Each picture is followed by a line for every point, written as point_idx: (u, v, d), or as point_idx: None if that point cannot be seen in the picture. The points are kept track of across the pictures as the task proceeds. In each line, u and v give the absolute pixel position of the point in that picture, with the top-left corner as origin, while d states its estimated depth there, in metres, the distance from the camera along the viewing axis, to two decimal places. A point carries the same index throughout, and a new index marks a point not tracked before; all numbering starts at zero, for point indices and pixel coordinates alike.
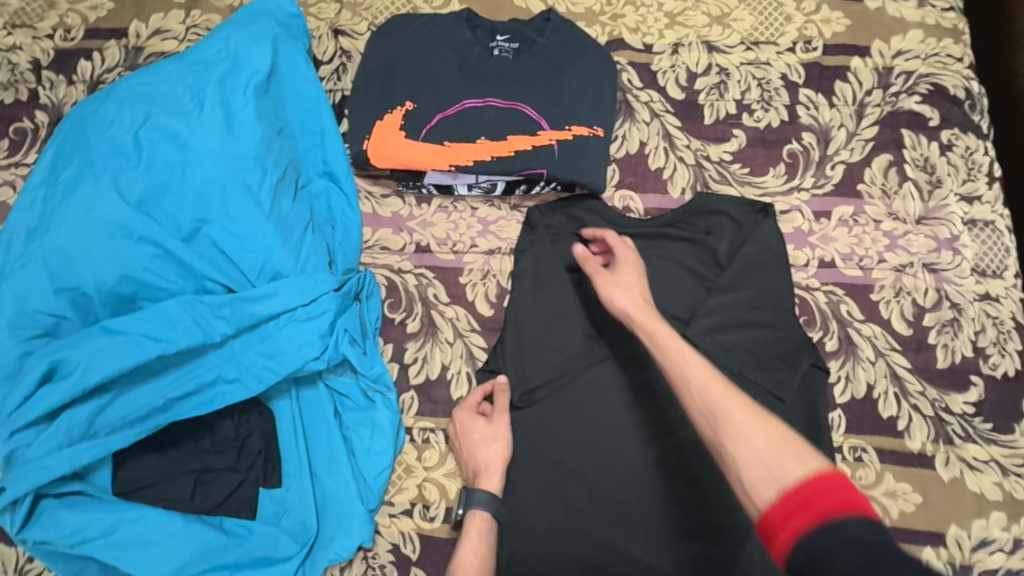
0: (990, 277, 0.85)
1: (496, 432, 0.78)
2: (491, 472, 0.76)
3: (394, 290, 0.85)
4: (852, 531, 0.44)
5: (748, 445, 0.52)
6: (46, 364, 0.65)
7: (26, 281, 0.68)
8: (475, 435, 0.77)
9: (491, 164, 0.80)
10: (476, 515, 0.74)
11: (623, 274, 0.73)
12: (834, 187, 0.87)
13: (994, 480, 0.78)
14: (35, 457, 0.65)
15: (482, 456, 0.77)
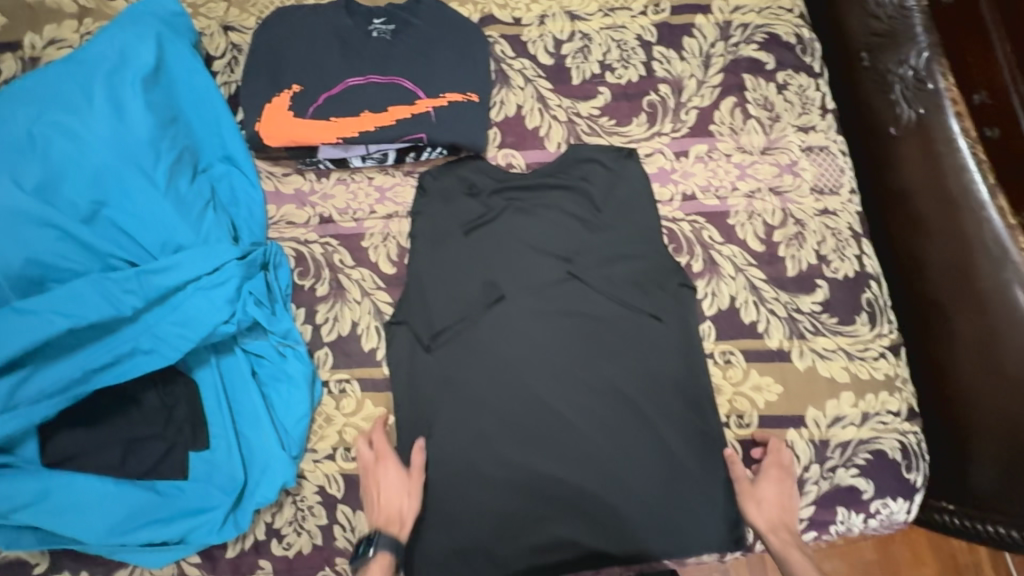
0: (828, 194, 0.98)
1: (410, 486, 0.81)
2: (400, 523, 0.79)
3: (302, 259, 0.92)
4: None
5: None
6: None
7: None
8: (387, 490, 0.80)
9: (376, 134, 0.89)
10: (380, 558, 0.76)
11: (763, 491, 0.84)
12: (689, 129, 0.99)
13: (842, 365, 0.91)
14: None
15: (392, 507, 0.79)
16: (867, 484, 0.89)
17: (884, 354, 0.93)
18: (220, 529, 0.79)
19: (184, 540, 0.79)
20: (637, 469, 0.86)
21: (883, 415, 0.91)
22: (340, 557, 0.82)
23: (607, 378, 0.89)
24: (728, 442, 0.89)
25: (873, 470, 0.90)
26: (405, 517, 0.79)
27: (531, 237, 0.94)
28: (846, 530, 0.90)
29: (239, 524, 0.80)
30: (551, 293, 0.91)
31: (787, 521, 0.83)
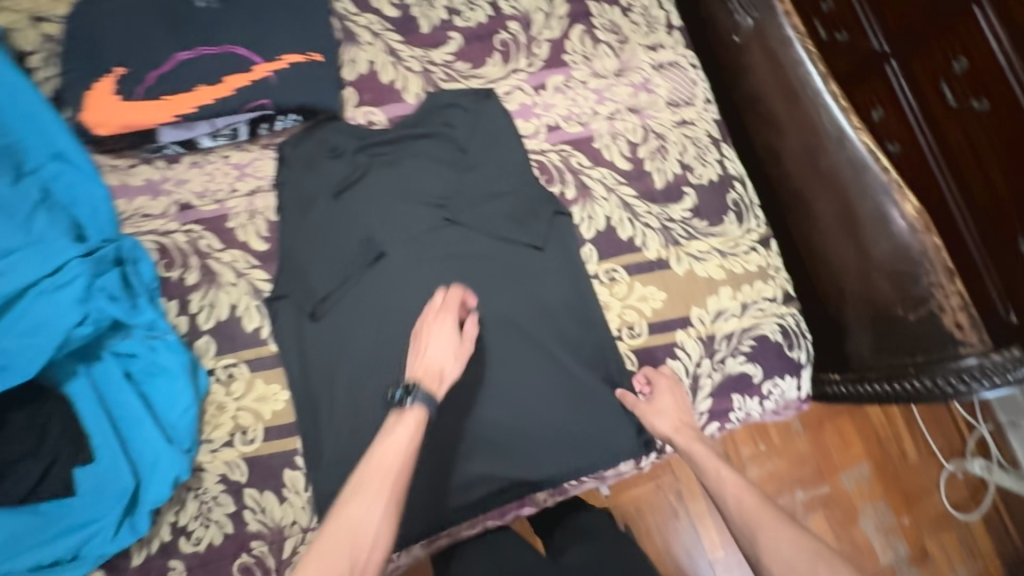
0: (684, 106, 1.02)
1: (461, 349, 0.77)
2: (439, 378, 0.73)
3: (166, 251, 0.88)
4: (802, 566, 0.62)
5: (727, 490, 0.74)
6: None
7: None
8: (437, 347, 0.75)
9: (215, 107, 0.85)
10: (414, 412, 0.69)
11: (660, 401, 0.86)
12: (544, 62, 1.00)
13: (717, 263, 0.97)
14: None
15: (433, 363, 0.74)
16: (756, 368, 0.96)
17: (754, 247, 0.99)
18: (114, 536, 0.76)
19: (79, 555, 0.76)
20: (540, 395, 0.88)
21: (761, 302, 0.97)
22: (255, 540, 0.80)
23: (499, 312, 0.90)
24: (624, 355, 0.93)
25: (760, 354, 0.96)
26: (446, 375, 0.74)
27: (403, 190, 0.93)
28: (746, 415, 0.97)
29: (136, 528, 0.77)
30: (431, 240, 0.91)
31: (688, 421, 0.85)
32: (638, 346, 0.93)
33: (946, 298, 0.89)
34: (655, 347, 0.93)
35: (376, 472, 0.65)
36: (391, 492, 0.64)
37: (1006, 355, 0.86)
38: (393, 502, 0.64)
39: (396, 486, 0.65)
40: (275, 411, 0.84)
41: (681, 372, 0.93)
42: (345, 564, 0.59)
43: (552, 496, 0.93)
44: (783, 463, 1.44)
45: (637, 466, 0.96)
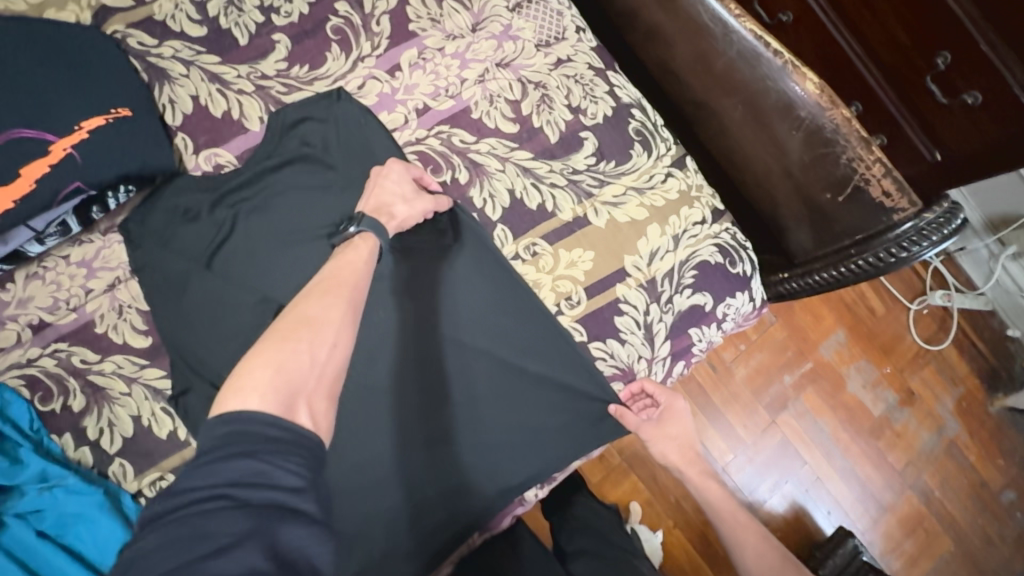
0: (555, 44, 0.92)
1: (412, 198, 0.79)
2: (389, 216, 0.77)
3: (37, 383, 0.76)
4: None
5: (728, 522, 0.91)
6: None
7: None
8: (389, 187, 0.78)
9: (21, 210, 0.72)
10: (364, 237, 0.71)
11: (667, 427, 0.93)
12: (389, 39, 0.88)
13: (637, 203, 0.90)
14: None
15: (385, 200, 0.77)
16: (704, 297, 0.92)
17: (670, 173, 0.93)
18: None
19: None
20: (494, 397, 0.83)
21: (692, 229, 0.92)
22: None
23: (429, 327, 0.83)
24: (570, 328, 0.87)
25: (705, 281, 0.92)
26: (397, 215, 0.77)
27: (280, 231, 0.82)
28: (708, 344, 0.94)
29: None
30: None
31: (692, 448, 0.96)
32: (581, 315, 0.87)
33: (868, 170, 0.85)
34: (598, 310, 0.88)
35: (330, 279, 0.63)
36: (349, 296, 0.62)
37: (937, 211, 0.84)
38: (352, 331, 0.60)
39: (356, 295, 0.63)
40: None
41: (632, 326, 0.89)
42: (313, 380, 0.53)
43: (542, 488, 0.88)
44: (767, 355, 1.43)
45: None
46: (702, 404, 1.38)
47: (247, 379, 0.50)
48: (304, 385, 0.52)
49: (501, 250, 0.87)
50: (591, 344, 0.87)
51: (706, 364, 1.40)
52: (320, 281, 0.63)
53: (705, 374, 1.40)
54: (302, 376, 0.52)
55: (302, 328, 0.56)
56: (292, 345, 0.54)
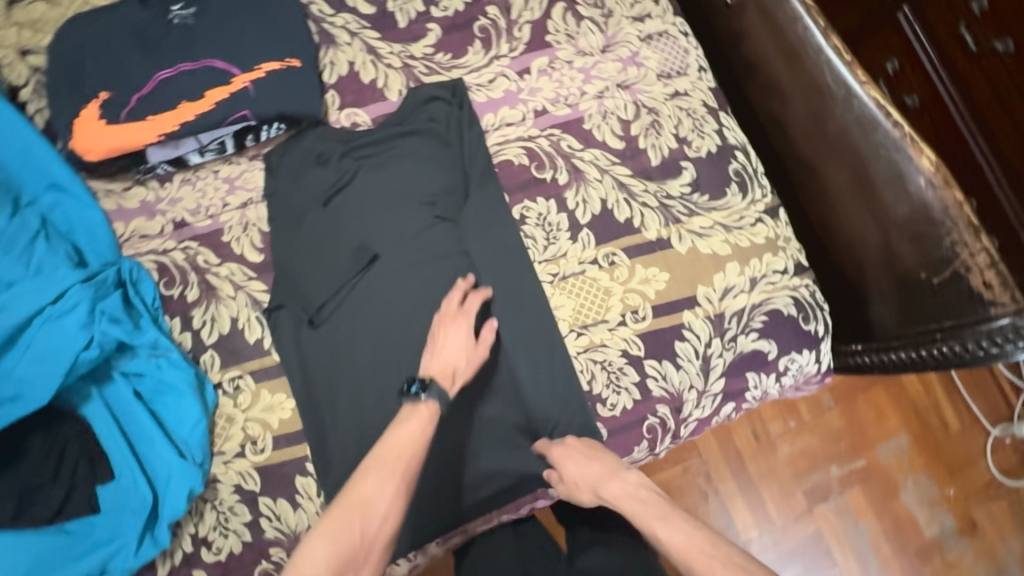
0: (676, 76, 0.98)
1: (473, 353, 0.82)
2: (453, 377, 0.80)
3: (166, 270, 0.89)
4: None
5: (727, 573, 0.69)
6: None
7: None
8: (452, 346, 0.81)
9: (196, 123, 0.86)
10: (429, 406, 0.76)
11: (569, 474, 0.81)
12: (526, 45, 0.97)
13: (722, 238, 0.92)
14: None
15: (450, 361, 0.80)
16: (769, 344, 0.92)
17: (761, 219, 0.95)
18: (138, 550, 0.79)
19: (106, 571, 0.79)
20: (536, 388, 0.88)
21: (771, 276, 0.93)
22: (273, 547, 0.82)
23: (499, 304, 0.89)
24: (629, 339, 0.90)
25: (774, 330, 0.92)
26: (460, 373, 0.80)
27: (390, 189, 0.92)
28: (763, 393, 0.93)
29: (158, 541, 0.79)
30: (422, 240, 0.90)
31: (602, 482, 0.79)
32: (643, 330, 0.90)
33: (971, 257, 0.82)
34: (660, 331, 0.90)
35: (388, 458, 0.71)
36: (402, 471, 0.70)
37: None
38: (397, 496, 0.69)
39: (410, 467, 0.71)
40: (283, 419, 0.85)
41: (690, 354, 0.90)
42: (364, 556, 0.64)
43: None
44: (817, 440, 1.37)
45: (653, 453, 0.93)
46: (735, 470, 1.34)
47: (311, 553, 0.61)
48: (355, 560, 0.63)
49: (582, 252, 0.92)
50: (647, 361, 0.89)
51: (749, 434, 1.37)
52: (384, 451, 0.71)
53: (746, 442, 1.36)
54: (354, 552, 0.64)
55: (360, 509, 0.66)
56: (351, 529, 0.64)
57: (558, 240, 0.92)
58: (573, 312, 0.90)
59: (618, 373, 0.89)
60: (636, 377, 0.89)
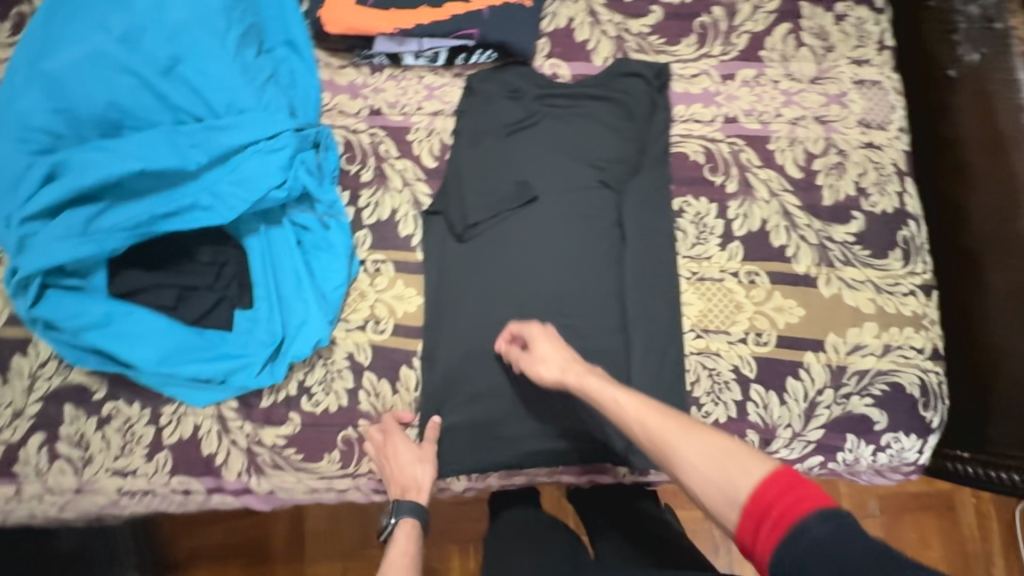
0: (875, 128, 0.96)
1: (424, 454, 0.86)
2: (418, 487, 0.85)
3: (351, 147, 0.96)
4: (816, 536, 0.56)
5: (693, 468, 0.67)
6: (48, 167, 0.78)
7: (27, 101, 0.80)
8: (399, 461, 0.85)
9: (429, 27, 0.94)
10: (407, 524, 0.83)
11: (539, 347, 0.82)
12: (739, 53, 0.99)
13: (869, 296, 0.91)
14: (42, 244, 0.77)
15: (406, 477, 0.84)
16: (880, 415, 0.90)
17: (914, 291, 0.92)
18: (257, 374, 0.87)
19: (225, 382, 0.87)
20: (643, 372, 0.88)
21: (905, 349, 0.91)
22: (362, 419, 0.89)
23: (634, 280, 0.91)
24: (744, 358, 0.90)
25: (889, 402, 0.90)
26: (421, 480, 0.85)
27: (567, 142, 0.96)
28: (853, 459, 0.91)
29: (275, 373, 0.87)
30: (581, 197, 0.93)
31: (574, 358, 0.82)
32: (761, 354, 0.90)
33: None
34: (778, 361, 0.90)
35: None
36: None
37: None
38: None
39: None
40: (407, 311, 0.91)
41: (798, 394, 0.89)
42: None
43: (631, 475, 0.94)
44: None
45: None
46: None
47: None
48: None
49: (726, 261, 0.93)
50: (754, 384, 0.89)
51: None
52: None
53: None
54: None
55: None
56: None
57: (707, 242, 0.93)
58: (698, 313, 0.92)
59: (722, 385, 0.90)
60: (737, 396, 0.89)
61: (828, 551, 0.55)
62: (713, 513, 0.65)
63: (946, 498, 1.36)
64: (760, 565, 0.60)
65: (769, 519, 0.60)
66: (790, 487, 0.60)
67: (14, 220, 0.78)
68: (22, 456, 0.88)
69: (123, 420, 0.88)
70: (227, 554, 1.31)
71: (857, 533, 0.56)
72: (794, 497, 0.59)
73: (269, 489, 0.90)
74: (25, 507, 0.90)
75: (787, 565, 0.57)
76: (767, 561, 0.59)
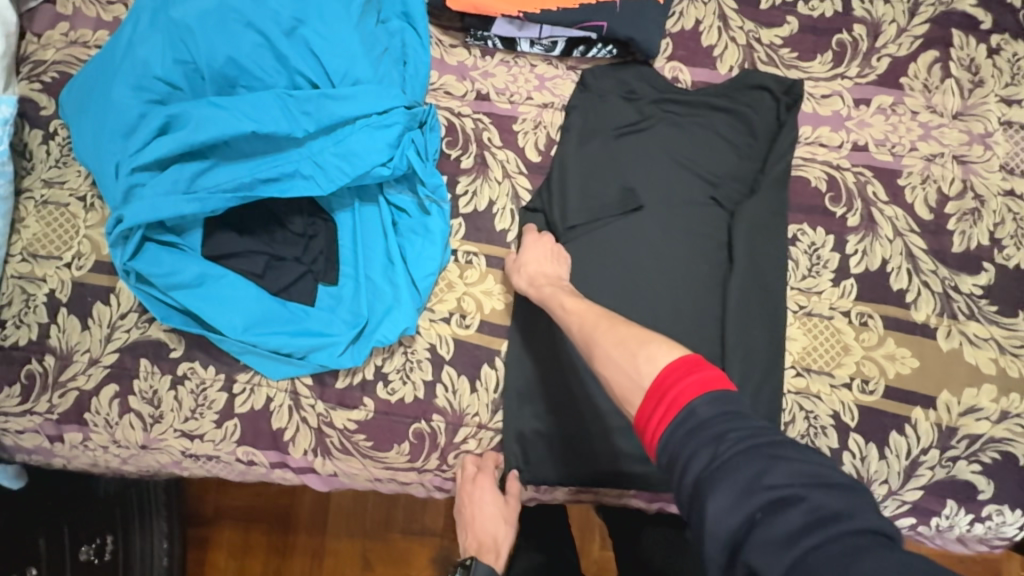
0: (1018, 176, 0.89)
1: (505, 510, 0.87)
2: (493, 548, 0.88)
3: (453, 131, 0.92)
4: (701, 415, 0.55)
5: (612, 363, 0.66)
6: (162, 118, 0.76)
7: (149, 46, 0.77)
8: (480, 513, 0.86)
9: (556, 14, 0.89)
10: None
11: (527, 254, 0.84)
12: (877, 77, 0.92)
13: (991, 356, 0.84)
14: (147, 196, 0.75)
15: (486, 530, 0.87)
16: (987, 485, 0.83)
17: None
18: (339, 356, 0.83)
19: (305, 359, 0.84)
20: None
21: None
22: (437, 414, 0.86)
23: (739, 307, 0.86)
24: (846, 404, 0.84)
25: (998, 473, 0.83)
26: (498, 540, 0.88)
27: (680, 151, 0.91)
28: (947, 526, 0.85)
29: (356, 357, 0.84)
30: (689, 213, 0.89)
31: (554, 272, 0.83)
32: (865, 403, 0.84)
33: None
34: (883, 413, 0.84)
35: None
36: None
37: None
38: None
39: None
40: (494, 308, 0.88)
41: (901, 450, 0.83)
42: None
43: None
44: None
45: None
46: None
47: None
48: None
49: (837, 298, 0.87)
50: (854, 434, 0.84)
51: None
52: None
53: None
54: None
55: None
56: None
57: (820, 276, 0.87)
58: (801, 350, 0.86)
59: (818, 430, 0.84)
60: (834, 444, 0.84)
61: (711, 435, 0.53)
62: (621, 400, 0.64)
63: (992, 566, 1.31)
64: (648, 447, 0.59)
65: (664, 402, 0.58)
66: (690, 373, 0.58)
67: (120, 168, 0.76)
68: (92, 405, 0.87)
69: (197, 383, 0.86)
70: (252, 520, 1.29)
71: (739, 413, 0.54)
72: (690, 384, 0.57)
73: (332, 472, 0.88)
74: (89, 455, 0.89)
75: (670, 445, 0.56)
76: (655, 443, 0.58)
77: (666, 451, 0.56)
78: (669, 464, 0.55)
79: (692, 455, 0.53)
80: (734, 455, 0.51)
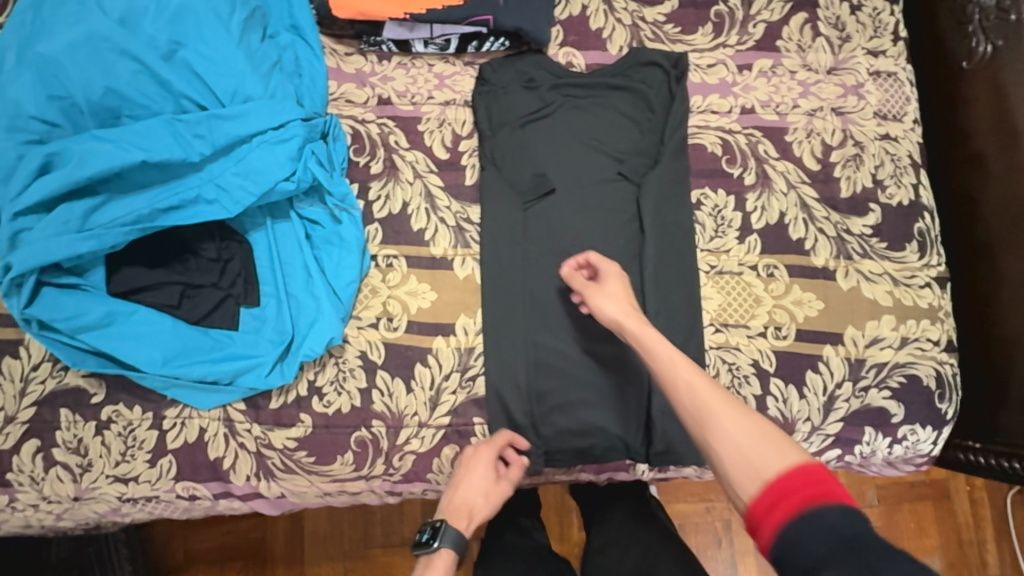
0: (891, 120, 0.96)
1: (494, 488, 0.84)
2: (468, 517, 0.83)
3: (359, 138, 0.93)
4: (830, 521, 0.56)
5: (727, 438, 0.68)
6: (42, 157, 0.73)
7: (19, 86, 0.75)
8: (472, 479, 0.83)
9: (442, 13, 0.90)
10: (442, 551, 0.79)
11: (609, 285, 0.83)
12: (755, 42, 0.97)
13: (887, 289, 0.91)
14: (37, 239, 0.73)
15: (469, 501, 0.83)
16: (898, 408, 0.90)
17: (930, 284, 0.92)
18: (267, 376, 0.83)
19: (232, 384, 0.83)
20: None
21: (923, 342, 0.91)
22: (377, 420, 0.86)
23: (655, 275, 0.90)
24: (763, 352, 0.89)
25: (907, 395, 0.90)
26: (475, 511, 0.83)
27: (584, 132, 0.94)
28: (870, 452, 0.91)
29: (285, 374, 0.83)
30: (599, 190, 0.92)
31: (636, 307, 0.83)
32: (781, 348, 0.89)
33: None
34: (798, 355, 0.89)
35: None
36: None
37: None
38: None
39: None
40: (421, 308, 0.88)
41: (818, 387, 0.89)
42: None
43: (650, 471, 0.93)
44: None
45: None
46: None
47: None
48: None
49: (744, 254, 0.92)
50: (774, 379, 0.89)
51: None
52: None
53: None
54: None
55: None
56: None
57: (726, 236, 0.92)
58: (717, 307, 0.90)
59: (742, 380, 0.89)
60: (757, 391, 0.88)
61: (838, 537, 0.55)
62: (731, 483, 0.66)
63: (940, 486, 1.39)
64: (758, 541, 0.61)
65: (784, 500, 0.60)
66: (815, 480, 0.60)
67: (4, 214, 0.74)
68: (15, 464, 0.83)
69: (124, 425, 0.84)
70: (223, 560, 1.26)
71: (871, 530, 0.55)
72: (815, 489, 0.59)
73: (279, 493, 0.87)
74: (20, 517, 0.85)
75: (787, 541, 0.57)
76: (769, 538, 0.60)
77: (784, 545, 0.57)
78: (783, 561, 0.57)
79: (815, 552, 0.55)
80: (864, 556, 0.53)
